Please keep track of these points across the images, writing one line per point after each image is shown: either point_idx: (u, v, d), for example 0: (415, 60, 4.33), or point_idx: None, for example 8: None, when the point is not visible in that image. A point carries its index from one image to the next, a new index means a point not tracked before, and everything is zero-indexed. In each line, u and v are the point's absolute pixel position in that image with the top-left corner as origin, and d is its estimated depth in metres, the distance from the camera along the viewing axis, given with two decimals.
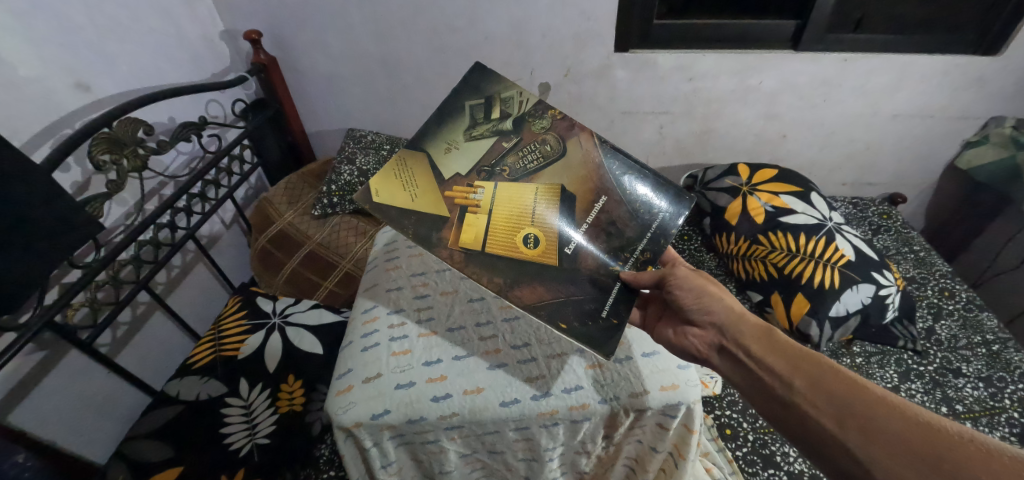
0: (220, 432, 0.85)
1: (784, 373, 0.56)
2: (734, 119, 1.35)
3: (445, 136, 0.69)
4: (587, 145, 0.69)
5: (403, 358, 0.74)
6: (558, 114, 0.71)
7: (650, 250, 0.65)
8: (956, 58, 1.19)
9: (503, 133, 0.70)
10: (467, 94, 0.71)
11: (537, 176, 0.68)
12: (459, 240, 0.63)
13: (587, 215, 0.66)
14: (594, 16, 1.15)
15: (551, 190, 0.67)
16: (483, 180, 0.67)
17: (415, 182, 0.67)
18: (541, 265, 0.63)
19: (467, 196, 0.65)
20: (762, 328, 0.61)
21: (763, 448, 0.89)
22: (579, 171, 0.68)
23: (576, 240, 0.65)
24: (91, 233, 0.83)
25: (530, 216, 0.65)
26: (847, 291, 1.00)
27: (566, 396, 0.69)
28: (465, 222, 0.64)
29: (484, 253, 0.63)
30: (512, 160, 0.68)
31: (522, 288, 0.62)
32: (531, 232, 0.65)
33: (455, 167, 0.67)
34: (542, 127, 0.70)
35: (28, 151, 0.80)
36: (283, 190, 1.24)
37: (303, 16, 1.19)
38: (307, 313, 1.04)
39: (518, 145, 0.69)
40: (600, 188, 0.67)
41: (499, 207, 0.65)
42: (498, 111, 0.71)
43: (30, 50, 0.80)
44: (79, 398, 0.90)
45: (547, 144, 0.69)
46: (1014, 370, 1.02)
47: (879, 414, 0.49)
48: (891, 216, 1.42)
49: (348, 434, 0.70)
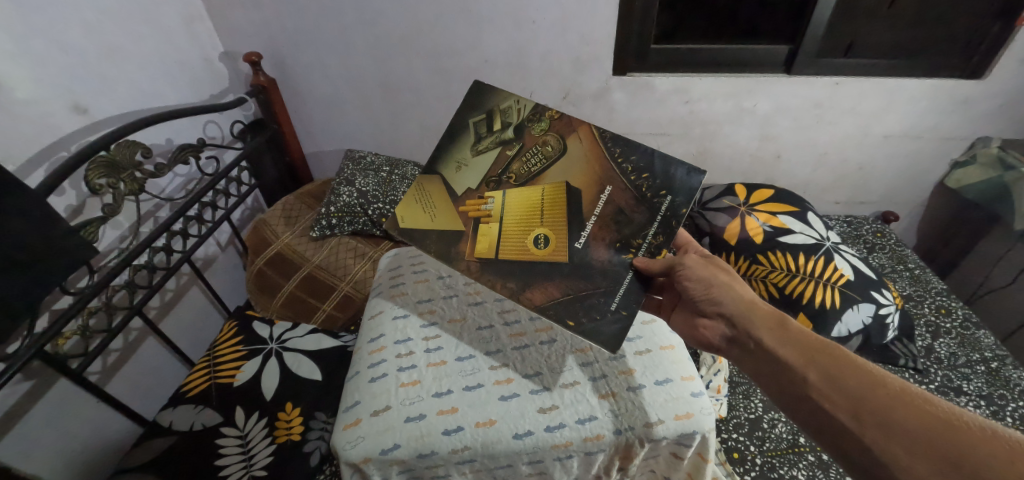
0: (216, 465, 0.81)
1: (797, 364, 0.55)
2: (730, 140, 1.37)
3: (453, 155, 0.71)
4: (587, 141, 0.67)
5: (412, 389, 0.72)
6: (556, 114, 0.69)
7: (663, 233, 0.64)
8: (944, 81, 1.23)
9: (505, 142, 0.70)
10: (469, 110, 0.72)
11: (540, 178, 0.67)
12: (475, 251, 0.66)
13: (593, 209, 0.65)
14: (593, 40, 1.18)
15: (555, 193, 0.66)
16: (494, 188, 0.68)
17: (432, 202, 0.70)
18: (552, 264, 0.65)
19: (479, 208, 0.68)
20: (773, 318, 0.61)
21: (772, 471, 0.88)
22: (582, 170, 0.66)
23: (586, 233, 0.65)
24: (85, 259, 0.80)
25: (541, 218, 0.66)
26: (847, 311, 1.01)
27: (580, 427, 0.67)
28: (478, 232, 0.67)
29: (499, 260, 0.66)
30: (516, 169, 0.68)
31: (532, 290, 0.64)
32: (542, 232, 0.66)
33: (466, 182, 0.69)
34: (541, 128, 0.69)
35: (22, 176, 0.78)
36: (280, 212, 1.22)
37: (304, 38, 1.19)
38: (306, 338, 1.02)
39: (520, 151, 0.69)
40: (605, 179, 0.66)
41: (510, 212, 0.67)
42: (498, 123, 0.71)
43: (29, 73, 0.79)
44: (65, 430, 0.86)
45: (549, 146, 0.68)
46: (1013, 387, 1.02)
47: (893, 407, 0.48)
48: (884, 234, 1.44)
49: (356, 470, 0.68)
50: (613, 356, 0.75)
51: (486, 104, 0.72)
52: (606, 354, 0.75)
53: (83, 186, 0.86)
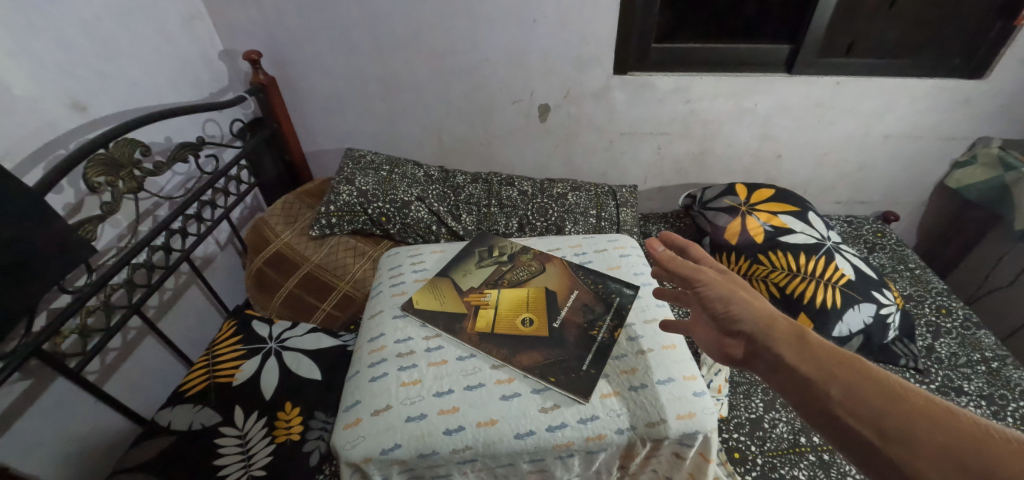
0: (214, 465, 0.81)
1: (817, 377, 0.50)
2: (730, 140, 1.37)
3: (461, 267, 0.92)
4: (560, 267, 0.91)
5: (413, 388, 0.71)
6: (537, 251, 0.97)
7: (617, 319, 0.80)
8: (944, 81, 1.23)
9: (501, 262, 0.93)
10: (476, 242, 0.99)
11: (527, 283, 0.87)
12: (475, 326, 0.79)
13: (565, 302, 0.83)
14: (594, 39, 1.17)
15: (538, 293, 0.85)
16: (490, 287, 0.87)
17: (442, 294, 0.86)
18: (535, 337, 0.77)
19: (478, 299, 0.84)
20: (790, 328, 0.55)
21: (773, 471, 0.88)
22: (557, 281, 0.87)
23: (561, 318, 0.80)
24: (82, 257, 0.80)
25: (526, 307, 0.82)
26: (848, 311, 1.01)
27: (581, 427, 0.67)
28: (478, 314, 0.82)
29: (494, 334, 0.78)
30: (509, 277, 0.89)
31: (522, 355, 0.74)
32: (528, 317, 0.80)
33: (470, 282, 0.88)
34: (527, 257, 0.94)
35: (20, 173, 0.78)
36: (280, 210, 1.21)
37: (304, 38, 1.19)
38: (304, 337, 1.02)
39: (512, 268, 0.91)
40: (574, 286, 0.87)
41: (503, 302, 0.84)
42: (496, 251, 0.96)
43: (27, 70, 0.79)
44: (62, 429, 0.85)
45: (532, 267, 0.91)
46: (1014, 388, 1.02)
47: (923, 424, 0.44)
48: (885, 234, 1.44)
49: (355, 470, 0.67)
50: (615, 356, 0.75)
51: (490, 242, 0.98)
52: (608, 352, 0.75)
53: (81, 184, 0.86)
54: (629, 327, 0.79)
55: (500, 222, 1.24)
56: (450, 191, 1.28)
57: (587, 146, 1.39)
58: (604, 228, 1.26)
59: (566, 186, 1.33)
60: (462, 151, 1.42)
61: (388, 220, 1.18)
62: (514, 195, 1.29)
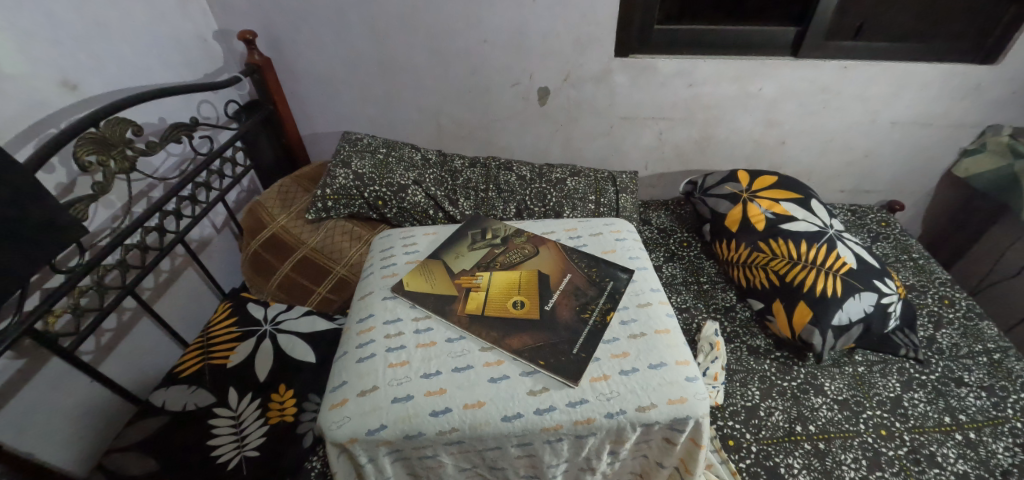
0: (208, 445, 0.81)
1: None
2: (734, 125, 1.35)
3: (454, 249, 0.92)
4: (554, 249, 0.90)
5: (400, 370, 0.71)
6: (532, 233, 0.96)
7: (610, 303, 0.79)
8: (955, 66, 1.19)
9: (494, 245, 0.92)
10: (470, 225, 0.97)
11: (520, 266, 0.87)
12: (465, 308, 0.78)
13: (558, 285, 0.82)
14: (595, 20, 1.15)
15: (529, 275, 0.84)
16: (482, 270, 0.86)
17: (434, 276, 0.85)
18: (526, 320, 0.76)
19: (470, 282, 0.84)
20: None
21: (767, 459, 0.87)
22: (550, 264, 0.86)
23: (553, 300, 0.79)
24: (73, 237, 0.79)
25: (518, 289, 0.81)
26: (849, 299, 0.98)
27: (570, 410, 0.66)
28: (469, 296, 0.81)
29: (484, 316, 0.78)
30: (502, 259, 0.89)
31: (512, 337, 0.74)
32: (519, 299, 0.80)
33: (462, 265, 0.88)
34: (522, 240, 0.93)
35: (11, 150, 0.77)
36: (275, 193, 1.20)
37: (300, 17, 1.17)
38: (298, 320, 1.02)
39: (506, 250, 0.91)
40: (567, 269, 0.85)
41: (494, 284, 0.83)
42: (490, 234, 0.95)
43: (17, 47, 0.77)
44: (56, 408, 0.85)
45: (526, 250, 0.90)
46: (1015, 379, 1.00)
47: None
48: (889, 223, 1.41)
49: (342, 450, 0.67)
50: (606, 341, 0.74)
51: (485, 225, 0.97)
52: (601, 338, 0.74)
53: (72, 164, 0.85)
54: (622, 310, 0.78)
55: (497, 206, 1.23)
56: (447, 175, 1.27)
57: (587, 131, 1.37)
58: (602, 214, 1.24)
59: (565, 171, 1.31)
60: (461, 135, 1.40)
61: (384, 203, 1.17)
62: (512, 180, 1.27)
